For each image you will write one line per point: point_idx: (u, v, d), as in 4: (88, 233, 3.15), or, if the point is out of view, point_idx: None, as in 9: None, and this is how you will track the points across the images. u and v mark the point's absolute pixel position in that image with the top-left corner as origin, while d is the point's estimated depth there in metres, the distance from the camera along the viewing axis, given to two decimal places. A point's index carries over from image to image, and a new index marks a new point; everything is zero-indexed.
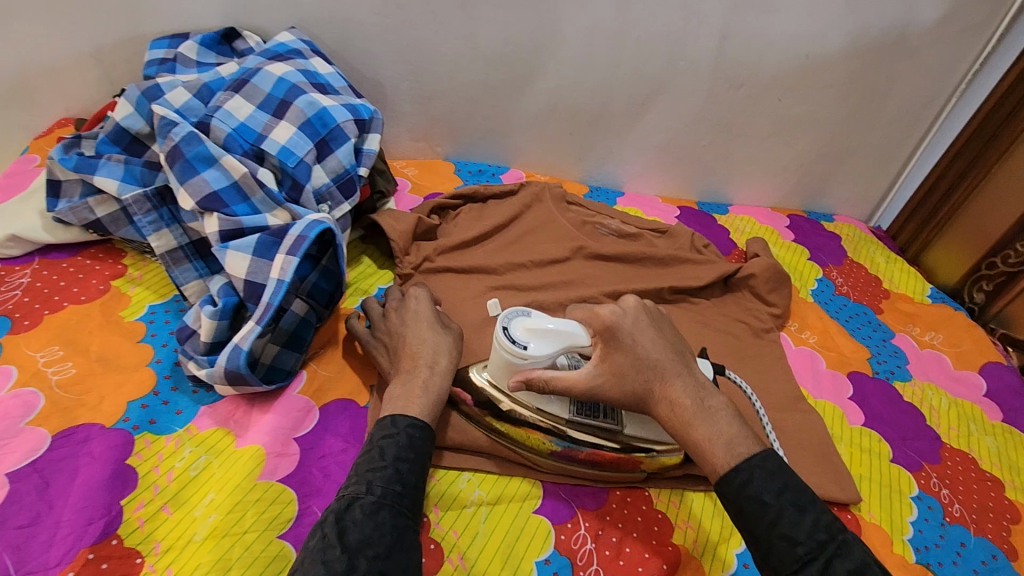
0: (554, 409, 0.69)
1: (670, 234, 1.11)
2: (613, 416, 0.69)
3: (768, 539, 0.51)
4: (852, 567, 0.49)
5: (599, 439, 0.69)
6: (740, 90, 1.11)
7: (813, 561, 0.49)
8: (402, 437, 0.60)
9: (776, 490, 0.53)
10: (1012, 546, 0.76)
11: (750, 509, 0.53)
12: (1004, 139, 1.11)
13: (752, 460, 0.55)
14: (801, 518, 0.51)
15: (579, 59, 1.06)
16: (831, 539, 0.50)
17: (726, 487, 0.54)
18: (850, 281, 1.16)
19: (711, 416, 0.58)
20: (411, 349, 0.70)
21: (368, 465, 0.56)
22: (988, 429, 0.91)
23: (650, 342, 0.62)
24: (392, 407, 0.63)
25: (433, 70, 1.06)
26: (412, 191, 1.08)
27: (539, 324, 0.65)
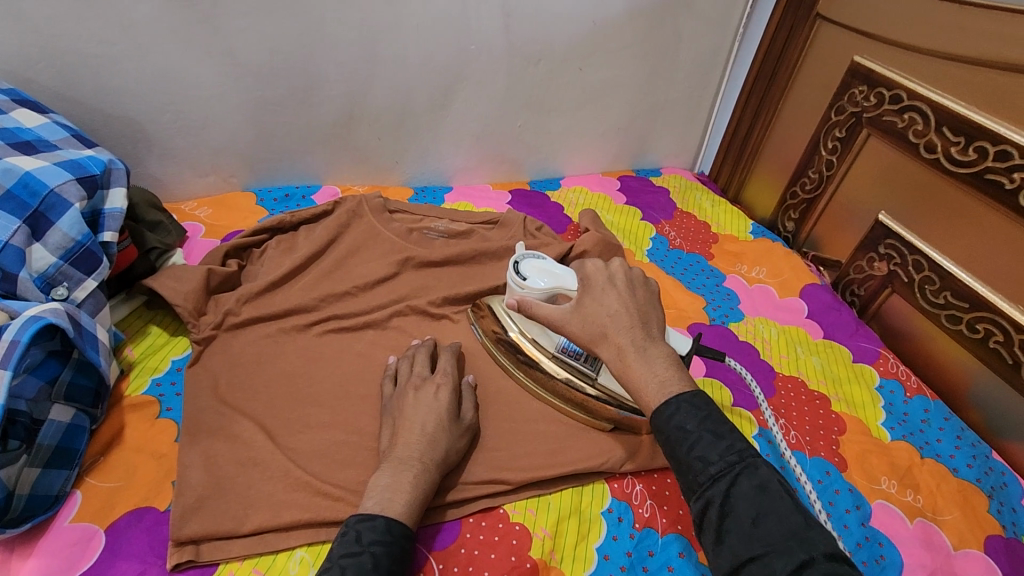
0: (545, 341, 0.79)
1: (502, 224, 1.08)
2: (593, 365, 0.76)
3: (687, 460, 0.51)
4: (757, 484, 0.49)
5: (574, 377, 0.77)
6: (540, 66, 1.09)
7: (722, 479, 0.49)
8: (396, 547, 0.56)
9: (698, 419, 0.53)
10: (842, 457, 0.82)
11: (673, 437, 0.53)
12: (783, 73, 1.16)
13: (681, 396, 0.55)
14: (716, 443, 0.51)
15: (363, 58, 0.98)
16: (741, 461, 0.50)
17: (656, 417, 0.54)
18: (681, 233, 1.20)
19: (648, 360, 0.58)
20: (419, 437, 0.65)
21: (359, 574, 0.52)
22: (812, 349, 0.98)
23: (615, 297, 0.63)
24: (383, 509, 0.58)
25: (196, 95, 0.93)
26: (206, 235, 0.95)
27: (544, 268, 0.76)
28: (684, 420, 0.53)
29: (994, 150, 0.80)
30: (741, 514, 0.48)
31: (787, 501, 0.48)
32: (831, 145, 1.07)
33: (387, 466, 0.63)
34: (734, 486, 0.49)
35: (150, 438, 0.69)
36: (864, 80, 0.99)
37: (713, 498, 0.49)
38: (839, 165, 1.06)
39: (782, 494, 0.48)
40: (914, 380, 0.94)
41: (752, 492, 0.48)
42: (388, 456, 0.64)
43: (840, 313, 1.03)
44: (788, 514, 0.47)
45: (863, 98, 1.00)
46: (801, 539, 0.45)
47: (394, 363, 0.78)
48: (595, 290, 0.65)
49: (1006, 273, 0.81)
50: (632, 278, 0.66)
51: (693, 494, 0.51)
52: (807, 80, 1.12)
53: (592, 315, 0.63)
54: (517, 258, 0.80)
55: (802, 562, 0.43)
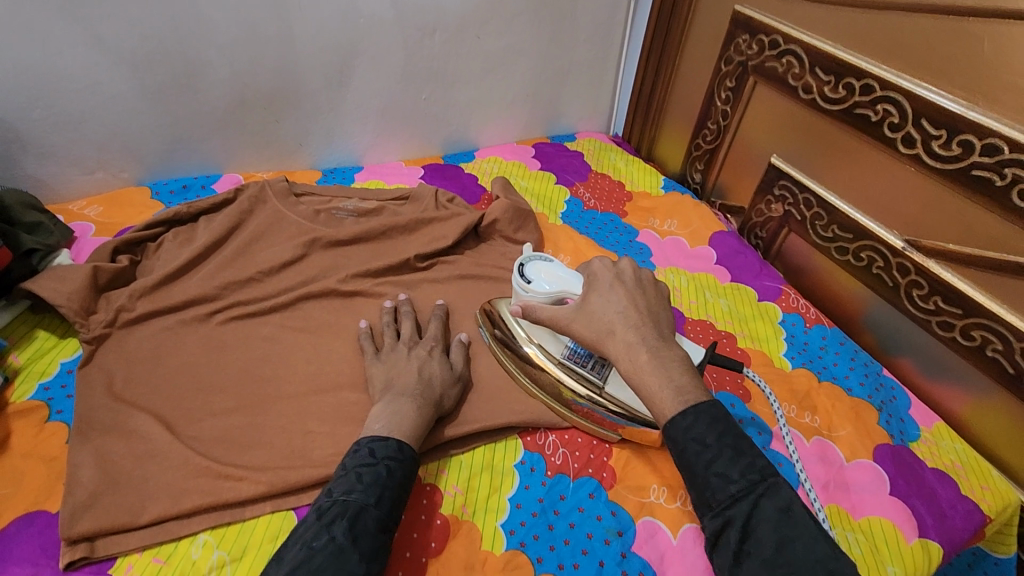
0: (553, 347, 0.77)
1: (413, 198, 1.07)
2: (601, 372, 0.73)
3: (706, 478, 0.51)
4: (781, 506, 0.49)
5: (583, 386, 0.74)
6: (435, 36, 1.08)
7: (744, 499, 0.50)
8: (408, 464, 0.60)
9: (717, 433, 0.52)
10: (746, 389, 0.86)
11: (690, 449, 0.52)
12: (676, 29, 1.18)
13: (700, 406, 0.54)
14: (737, 461, 0.51)
15: (244, 39, 0.94)
16: (762, 480, 0.51)
17: (672, 427, 0.53)
18: (596, 194, 1.22)
19: (664, 365, 0.56)
20: (416, 378, 0.70)
21: (377, 480, 0.56)
22: (721, 292, 1.02)
23: (622, 295, 0.61)
24: (394, 433, 0.62)
25: (66, 87, 0.88)
26: (97, 234, 0.91)
27: (553, 270, 0.75)
28: (702, 433, 0.52)
29: (859, 85, 0.84)
30: (764, 538, 0.48)
31: (811, 523, 0.49)
32: (724, 95, 1.11)
33: (389, 399, 0.67)
34: (757, 507, 0.50)
35: (40, 442, 0.66)
36: (746, 29, 1.03)
37: (734, 518, 0.50)
38: (733, 114, 1.09)
39: (804, 518, 0.49)
40: (813, 312, 0.99)
41: (776, 514, 0.49)
42: (387, 393, 0.69)
43: (745, 256, 1.08)
44: (811, 536, 0.47)
45: (746, 47, 1.03)
46: (826, 566, 0.46)
47: (367, 326, 0.81)
48: (602, 285, 0.63)
49: (881, 202, 0.86)
50: (642, 282, 0.63)
51: (711, 512, 0.51)
52: (699, 33, 1.15)
53: (598, 315, 0.61)
54: (523, 259, 0.78)
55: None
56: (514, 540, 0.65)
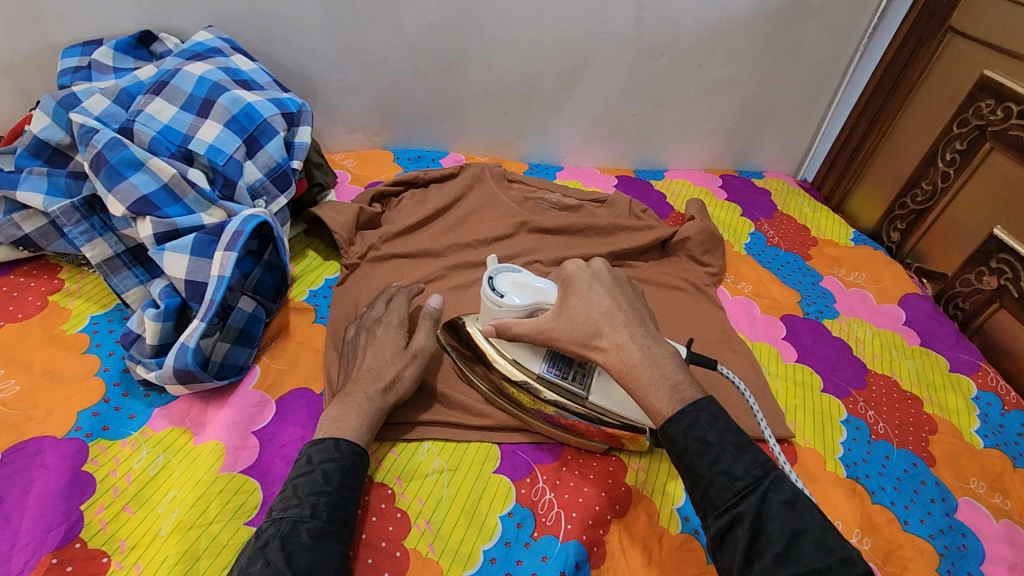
0: (532, 364, 0.73)
1: (609, 203, 1.14)
2: (583, 382, 0.72)
3: (710, 476, 0.52)
4: (785, 499, 0.50)
5: (566, 400, 0.71)
6: (662, 59, 1.16)
7: (750, 496, 0.50)
8: (346, 462, 0.60)
9: (718, 432, 0.53)
10: (930, 453, 0.84)
11: (692, 449, 0.53)
12: (905, 84, 1.19)
13: (698, 403, 0.55)
14: (738, 457, 0.52)
15: (506, 40, 1.08)
16: (766, 475, 0.51)
17: (670, 426, 0.54)
18: (780, 232, 1.23)
19: (657, 363, 0.57)
20: (363, 374, 0.69)
21: (311, 489, 0.57)
22: (908, 353, 0.99)
23: (602, 294, 0.62)
24: (329, 433, 0.63)
25: (360, 59, 1.06)
26: (352, 182, 1.09)
27: (522, 282, 0.70)
28: (704, 431, 0.53)
29: None
30: (772, 533, 0.49)
31: (815, 515, 0.50)
32: (949, 157, 1.09)
33: (335, 400, 0.67)
34: (763, 503, 0.50)
35: (310, 335, 0.81)
36: (993, 93, 1.01)
37: (741, 516, 0.50)
38: (956, 177, 1.07)
39: (809, 510, 0.50)
40: (1014, 396, 0.94)
41: (782, 508, 0.50)
42: (338, 395, 0.68)
43: (940, 323, 1.04)
44: (818, 530, 0.49)
45: (990, 112, 1.01)
46: (838, 554, 0.47)
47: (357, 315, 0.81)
48: (579, 288, 0.64)
49: None
50: (615, 278, 0.65)
51: (716, 511, 0.51)
52: (931, 91, 1.14)
53: (582, 319, 0.61)
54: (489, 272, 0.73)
55: None
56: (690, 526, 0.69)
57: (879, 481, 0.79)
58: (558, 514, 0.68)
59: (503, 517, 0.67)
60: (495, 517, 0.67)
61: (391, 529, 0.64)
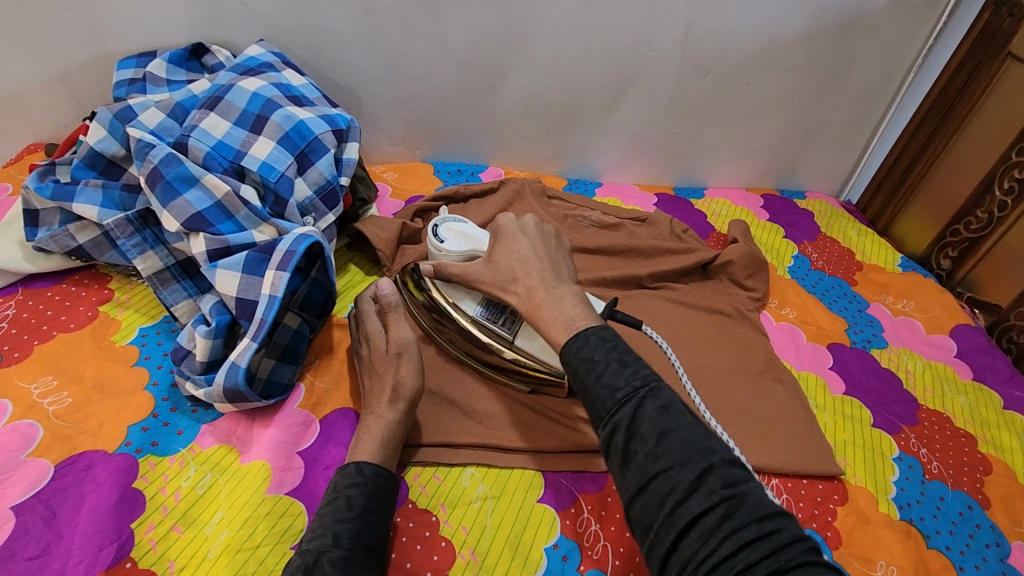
0: (465, 306, 0.76)
1: (650, 222, 1.12)
2: (510, 326, 0.74)
3: (595, 390, 0.53)
4: (661, 405, 0.52)
5: (492, 340, 0.75)
6: (708, 77, 1.14)
7: (628, 403, 0.52)
8: (369, 486, 0.61)
9: (604, 350, 0.55)
10: (986, 496, 0.81)
11: (582, 368, 0.55)
12: (960, 109, 1.15)
13: (588, 330, 0.58)
14: (622, 371, 0.54)
15: (549, 55, 1.07)
16: (645, 385, 0.53)
17: (568, 351, 0.57)
18: (824, 255, 1.20)
19: (557, 300, 0.62)
20: (373, 400, 0.69)
21: (335, 516, 0.57)
22: (960, 388, 0.96)
23: (524, 242, 0.68)
24: (354, 459, 0.63)
25: (405, 73, 1.06)
26: (393, 196, 1.09)
27: (462, 231, 0.77)
28: (592, 351, 0.55)
29: None
30: (647, 433, 0.50)
31: (686, 417, 0.51)
32: (1007, 185, 1.08)
33: (358, 428, 0.67)
34: (639, 409, 0.51)
35: None
36: None
37: (620, 422, 0.51)
38: (1014, 207, 1.06)
39: (682, 412, 0.51)
40: None
41: (657, 412, 0.51)
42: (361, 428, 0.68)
43: (993, 357, 1.00)
44: (688, 428, 0.50)
45: None
46: (702, 447, 0.49)
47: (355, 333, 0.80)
48: (506, 238, 0.70)
49: None
50: (543, 232, 0.71)
51: (602, 421, 0.53)
52: (991, 117, 1.12)
53: (504, 266, 0.67)
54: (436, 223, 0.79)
55: (703, 470, 0.48)
56: None
57: (933, 524, 0.76)
58: (604, 548, 0.67)
59: (548, 548, 0.66)
60: (539, 549, 0.66)
61: (436, 558, 0.63)
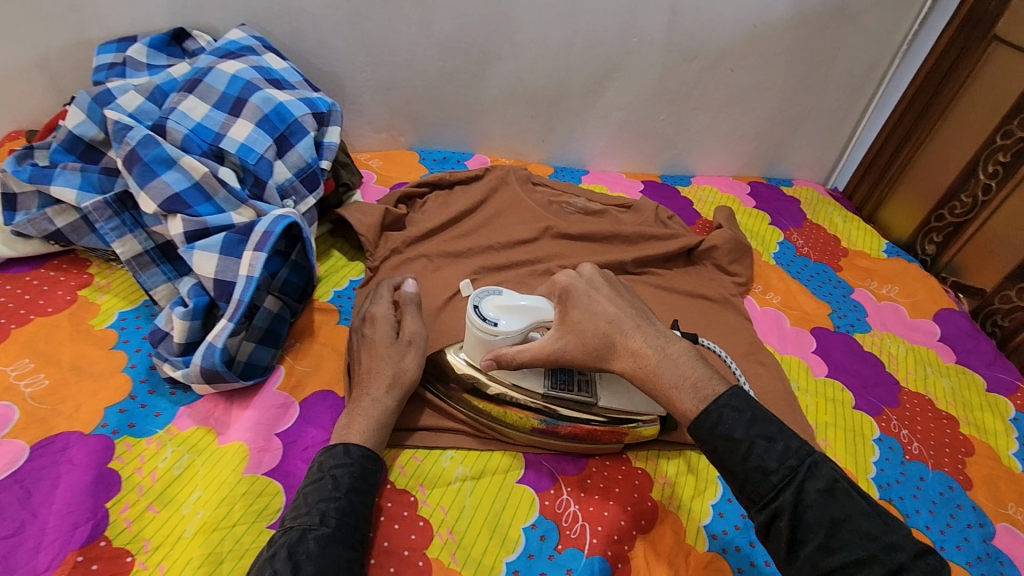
0: (530, 385, 0.69)
1: (635, 208, 1.13)
2: (588, 389, 0.69)
3: (743, 471, 0.51)
4: (823, 488, 0.50)
5: (575, 412, 0.69)
6: (694, 63, 1.14)
7: (787, 488, 0.50)
8: (356, 467, 0.60)
9: (745, 425, 0.52)
10: (967, 476, 0.81)
11: (720, 447, 0.52)
12: (945, 94, 1.16)
13: (720, 400, 0.54)
14: (771, 449, 0.51)
15: (535, 42, 1.07)
16: (800, 463, 0.51)
17: (698, 429, 0.53)
18: (809, 242, 1.20)
19: (674, 362, 0.57)
20: (367, 377, 0.68)
21: (321, 495, 0.57)
22: (943, 370, 0.96)
23: (607, 302, 0.62)
24: (342, 441, 0.63)
25: (390, 59, 1.06)
26: (377, 182, 1.09)
27: (510, 302, 0.65)
28: (732, 428, 0.52)
29: None
30: (814, 523, 0.49)
31: (855, 500, 0.50)
32: (991, 169, 1.08)
33: (351, 409, 0.66)
34: (801, 494, 0.50)
35: (334, 337, 0.81)
36: None
37: (780, 509, 0.50)
38: (998, 190, 1.06)
39: (848, 494, 0.50)
40: None
41: (819, 496, 0.49)
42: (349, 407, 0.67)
43: (977, 341, 1.01)
44: (858, 515, 0.49)
45: None
46: (880, 541, 0.48)
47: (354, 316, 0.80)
48: (580, 300, 0.63)
49: None
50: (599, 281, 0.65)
51: (756, 505, 0.51)
52: (975, 99, 1.12)
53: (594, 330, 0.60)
54: (474, 299, 0.67)
55: (890, 569, 0.47)
56: (717, 544, 0.68)
57: (913, 503, 0.76)
58: (583, 527, 0.67)
59: (526, 528, 0.66)
60: (518, 529, 0.66)
61: (413, 537, 0.63)
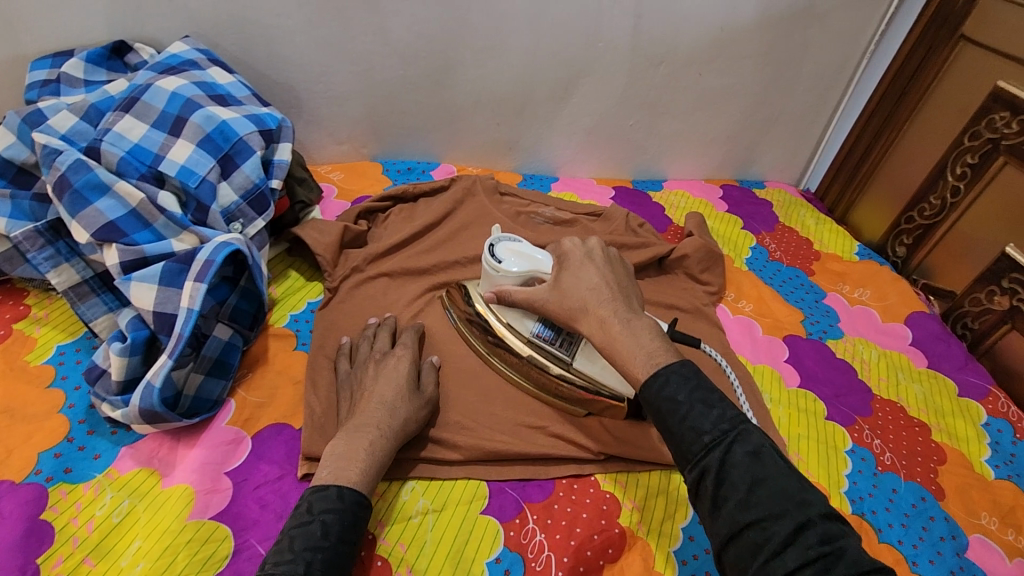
0: (523, 326, 0.76)
1: (605, 217, 1.10)
2: (568, 348, 0.74)
3: (680, 432, 0.50)
4: (751, 451, 0.48)
5: (550, 361, 0.74)
6: (660, 67, 1.12)
7: (716, 447, 0.48)
8: (348, 514, 0.57)
9: (688, 389, 0.52)
10: (939, 486, 0.80)
11: (663, 409, 0.51)
12: (914, 92, 1.14)
13: (670, 367, 0.53)
14: (707, 412, 0.50)
15: (498, 48, 1.04)
16: (733, 427, 0.49)
17: (646, 391, 0.53)
18: (782, 246, 1.19)
19: (634, 333, 0.57)
20: (377, 404, 0.66)
21: (308, 542, 0.53)
22: (915, 376, 0.95)
23: (592, 270, 0.64)
24: (334, 480, 0.59)
25: (346, 69, 1.02)
26: (339, 197, 1.05)
27: (520, 249, 0.74)
28: (675, 390, 0.51)
29: None
30: (737, 481, 0.47)
31: (779, 464, 0.48)
32: (959, 170, 1.05)
33: (352, 434, 0.63)
34: (728, 454, 0.48)
35: (290, 364, 0.77)
36: (1007, 105, 0.97)
37: (709, 467, 0.48)
38: (967, 193, 1.04)
39: (775, 460, 0.48)
40: None
41: (746, 458, 0.48)
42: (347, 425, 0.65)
43: (948, 344, 1.00)
44: (782, 478, 0.47)
45: (1004, 125, 0.98)
46: (797, 498, 0.46)
47: (345, 343, 0.78)
48: (573, 264, 0.66)
49: None
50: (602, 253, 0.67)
51: (688, 463, 0.50)
52: (942, 99, 1.10)
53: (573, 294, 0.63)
54: (493, 240, 0.76)
55: (799, 524, 0.44)
56: (687, 570, 0.66)
57: (885, 517, 0.75)
58: (548, 558, 0.64)
59: (490, 563, 0.64)
60: (481, 564, 0.64)
61: None
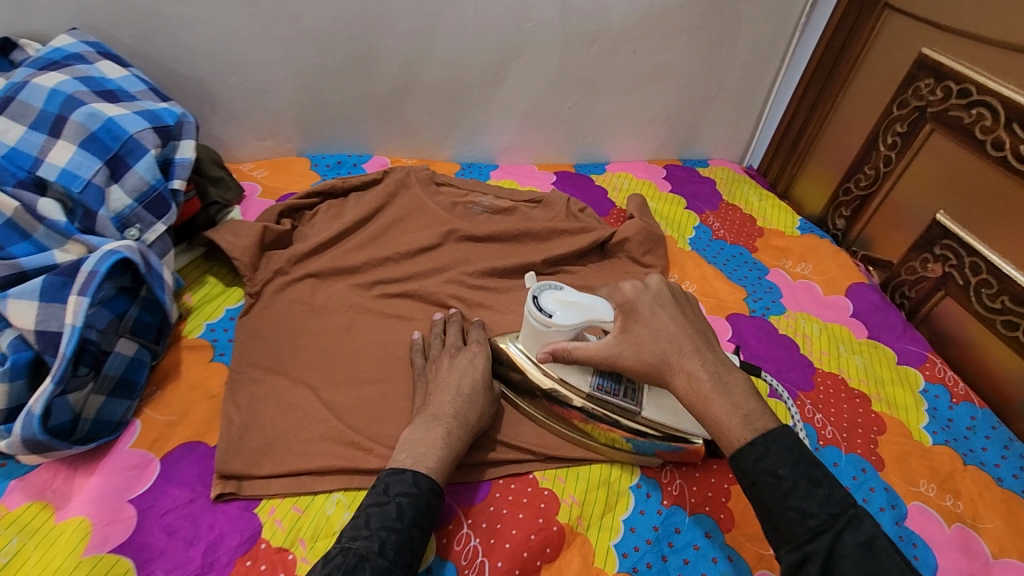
0: (576, 381, 0.69)
1: (546, 203, 1.07)
2: (633, 396, 0.68)
3: (780, 510, 0.48)
4: (863, 540, 0.46)
5: (617, 416, 0.68)
6: (594, 46, 1.09)
7: (825, 533, 0.46)
8: (423, 500, 0.55)
9: (791, 463, 0.49)
10: (879, 456, 0.80)
11: (762, 481, 0.49)
12: (846, 60, 1.14)
13: (769, 434, 0.50)
14: (814, 492, 0.48)
15: (423, 32, 1.00)
16: (844, 512, 0.47)
17: (739, 458, 0.50)
18: (726, 225, 1.18)
19: (729, 391, 0.54)
20: (454, 397, 0.65)
21: (383, 522, 0.52)
22: (856, 348, 0.96)
23: (668, 318, 0.59)
24: (412, 465, 0.57)
25: (261, 59, 0.96)
26: (262, 195, 1.00)
27: (569, 297, 0.65)
28: (776, 463, 0.49)
29: None
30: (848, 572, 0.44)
31: (895, 560, 0.45)
32: (890, 140, 1.06)
33: (429, 427, 0.62)
34: (839, 542, 0.46)
35: (204, 377, 0.72)
36: (931, 72, 0.98)
37: (815, 553, 0.46)
38: (898, 160, 1.04)
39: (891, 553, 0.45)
40: (962, 387, 0.91)
41: (857, 548, 0.45)
42: (421, 415, 0.64)
43: (886, 313, 1.01)
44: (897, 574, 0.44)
45: (929, 91, 0.98)
46: None
47: (421, 337, 0.77)
48: (640, 311, 0.61)
49: None
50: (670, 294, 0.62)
51: (787, 544, 0.48)
52: (874, 66, 1.10)
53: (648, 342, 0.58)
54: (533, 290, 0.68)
55: None
56: (627, 564, 0.64)
57: None
58: (482, 564, 0.62)
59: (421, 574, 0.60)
60: None
61: None
